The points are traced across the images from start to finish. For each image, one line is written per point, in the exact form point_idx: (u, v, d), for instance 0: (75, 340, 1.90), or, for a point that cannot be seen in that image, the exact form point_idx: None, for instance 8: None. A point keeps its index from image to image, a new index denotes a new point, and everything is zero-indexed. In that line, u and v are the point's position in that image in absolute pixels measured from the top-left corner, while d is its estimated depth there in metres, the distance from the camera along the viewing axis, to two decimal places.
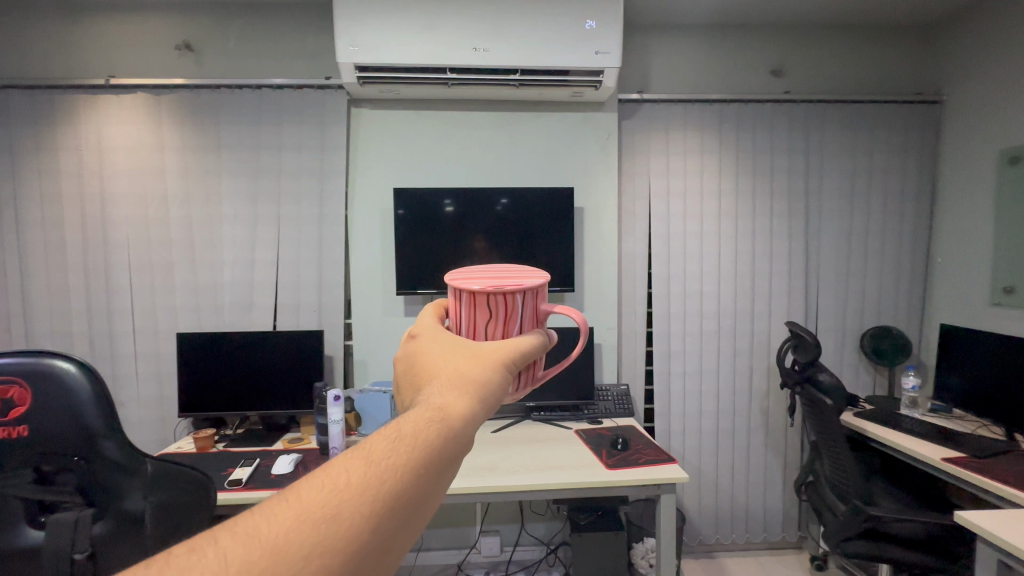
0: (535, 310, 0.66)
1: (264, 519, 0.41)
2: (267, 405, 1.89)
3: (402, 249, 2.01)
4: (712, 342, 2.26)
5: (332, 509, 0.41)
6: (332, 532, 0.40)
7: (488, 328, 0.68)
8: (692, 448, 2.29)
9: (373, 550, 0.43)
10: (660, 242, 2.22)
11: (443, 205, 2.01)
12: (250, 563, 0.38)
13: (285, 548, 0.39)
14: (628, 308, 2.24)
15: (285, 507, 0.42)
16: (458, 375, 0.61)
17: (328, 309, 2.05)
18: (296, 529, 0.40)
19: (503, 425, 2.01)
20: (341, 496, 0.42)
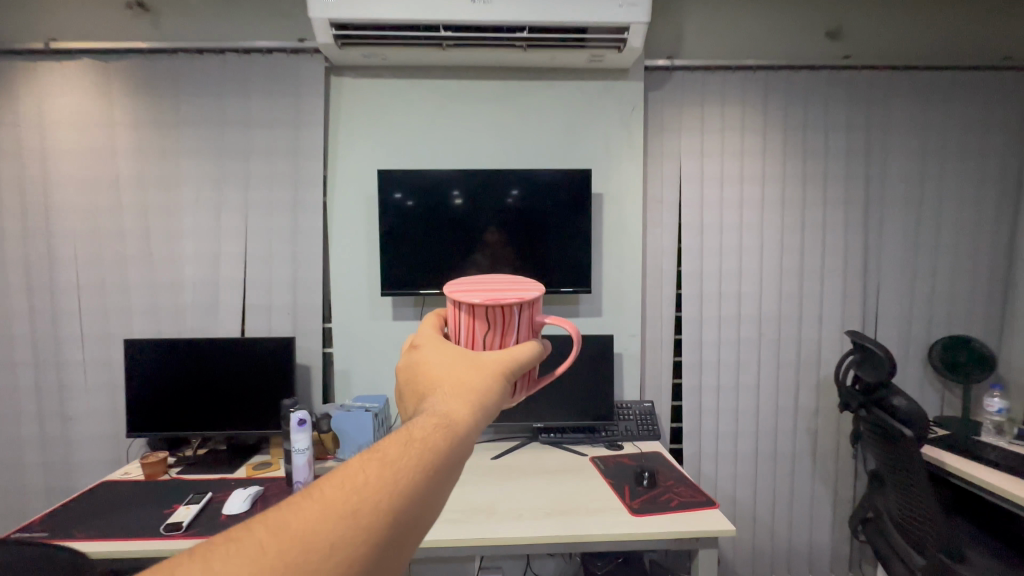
0: (529, 317, 0.82)
1: (288, 513, 0.43)
2: (227, 426, 1.62)
3: (389, 243, 1.72)
4: (752, 352, 1.93)
5: (351, 507, 0.44)
6: (354, 529, 0.44)
7: (486, 336, 0.82)
8: (726, 476, 1.97)
9: (383, 551, 0.45)
10: (693, 235, 1.89)
11: (451, 197, 1.71)
12: (273, 558, 0.40)
13: (307, 543, 0.41)
14: (653, 312, 1.92)
15: (307, 502, 0.44)
16: (461, 387, 0.76)
17: (305, 312, 1.77)
18: (319, 528, 0.42)
19: (505, 450, 1.71)
20: (360, 495, 0.45)
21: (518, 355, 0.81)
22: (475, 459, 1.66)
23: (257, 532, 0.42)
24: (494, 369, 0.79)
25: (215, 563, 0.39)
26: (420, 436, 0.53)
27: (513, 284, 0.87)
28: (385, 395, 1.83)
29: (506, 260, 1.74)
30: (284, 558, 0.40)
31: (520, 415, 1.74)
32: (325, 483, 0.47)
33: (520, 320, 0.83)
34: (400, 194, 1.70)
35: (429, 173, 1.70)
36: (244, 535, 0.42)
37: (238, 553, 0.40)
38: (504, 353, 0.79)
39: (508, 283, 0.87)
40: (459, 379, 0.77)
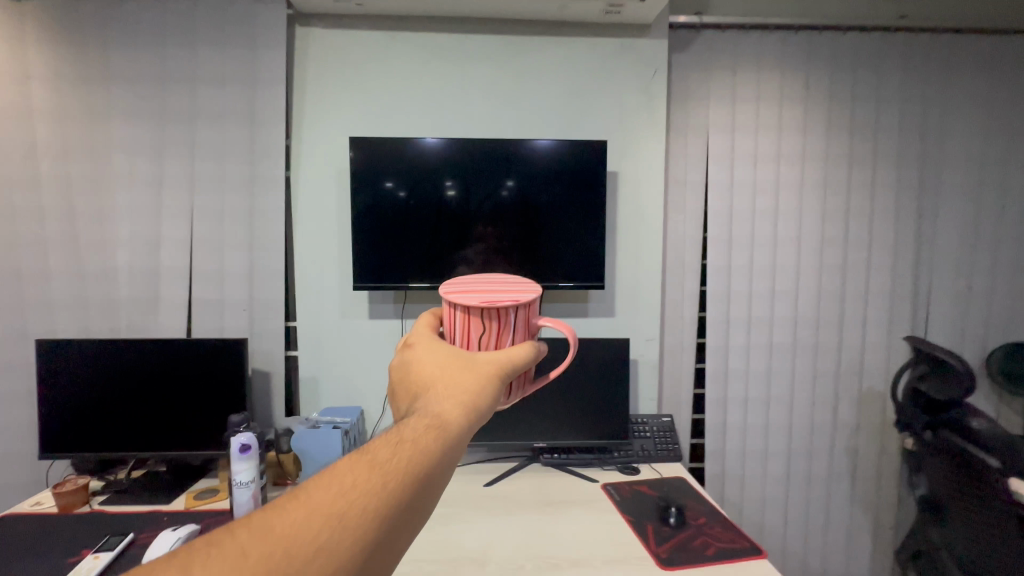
0: (529, 322, 0.69)
1: (271, 518, 0.44)
2: (164, 446, 1.34)
3: (374, 256, 1.46)
4: (786, 359, 1.68)
5: (336, 512, 0.45)
6: (340, 533, 0.44)
7: (481, 339, 0.69)
8: (752, 500, 1.72)
9: (373, 555, 0.45)
10: (721, 222, 1.62)
11: (441, 188, 1.45)
12: (260, 560, 0.41)
13: (292, 552, 0.42)
14: (673, 311, 1.66)
15: (293, 506, 0.45)
16: (453, 389, 0.65)
17: (263, 308, 1.48)
18: (306, 531, 0.43)
19: (501, 474, 1.44)
20: (345, 502, 0.46)
21: (518, 358, 0.69)
22: (464, 486, 1.39)
23: (242, 537, 0.43)
24: (491, 371, 0.68)
25: (198, 564, 0.41)
26: (409, 440, 0.52)
27: (512, 280, 0.74)
28: (359, 406, 1.56)
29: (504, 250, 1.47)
30: (265, 567, 0.41)
31: (518, 433, 1.48)
32: (311, 488, 0.47)
33: (518, 325, 0.69)
34: (390, 184, 1.44)
35: (415, 145, 1.43)
36: (227, 541, 0.42)
37: (222, 561, 0.41)
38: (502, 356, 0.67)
39: (507, 278, 0.74)
40: (452, 380, 0.67)
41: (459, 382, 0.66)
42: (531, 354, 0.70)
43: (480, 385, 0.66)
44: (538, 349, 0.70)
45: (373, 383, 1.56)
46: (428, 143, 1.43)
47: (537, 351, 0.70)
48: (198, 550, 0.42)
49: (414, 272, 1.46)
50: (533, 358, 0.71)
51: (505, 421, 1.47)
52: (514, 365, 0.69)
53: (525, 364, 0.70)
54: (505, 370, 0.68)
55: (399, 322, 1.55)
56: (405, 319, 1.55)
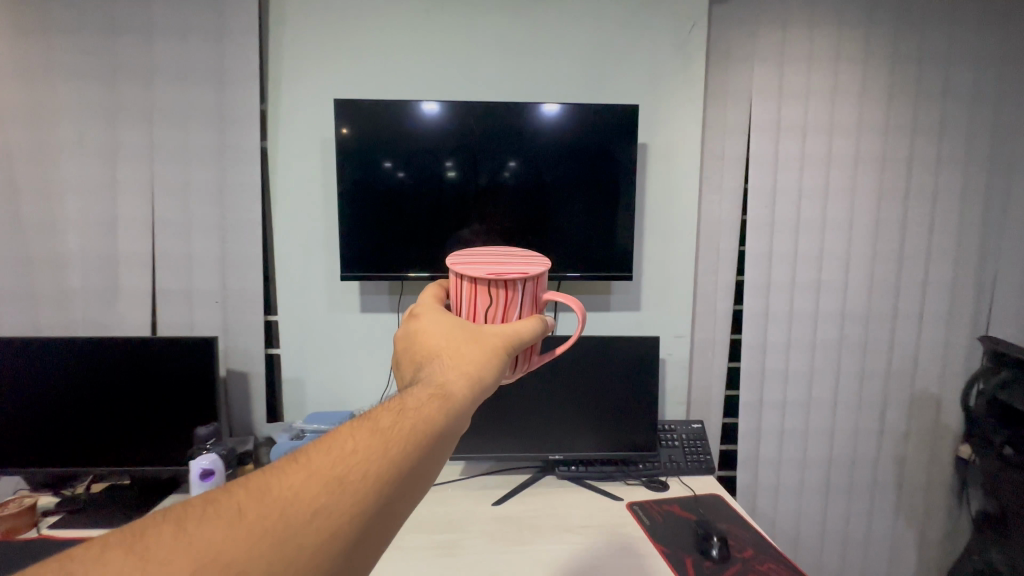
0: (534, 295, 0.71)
1: (275, 479, 0.49)
2: (124, 460, 1.15)
3: (369, 250, 1.27)
4: (830, 357, 1.49)
5: (336, 475, 0.51)
6: (339, 495, 0.49)
7: (488, 311, 0.71)
8: (787, 512, 1.55)
9: (371, 515, 0.51)
10: (762, 202, 1.42)
11: (441, 169, 1.25)
12: (263, 515, 0.46)
13: (296, 509, 0.47)
14: (705, 304, 1.46)
15: (299, 468, 0.51)
16: (459, 362, 0.67)
17: (238, 300, 1.29)
18: (306, 492, 0.49)
19: (511, 490, 1.27)
20: (346, 465, 0.52)
21: (524, 331, 0.71)
22: (470, 505, 1.22)
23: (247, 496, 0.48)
24: (499, 344, 0.70)
25: (204, 517, 0.46)
26: (410, 410, 0.59)
27: (521, 254, 0.78)
28: (350, 411, 1.38)
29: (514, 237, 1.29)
30: (269, 524, 0.46)
31: (532, 441, 1.31)
32: (315, 451, 0.53)
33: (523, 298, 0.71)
34: (389, 163, 1.24)
35: (414, 115, 1.22)
36: (235, 498, 0.47)
37: (230, 519, 0.46)
38: (508, 329, 0.69)
39: (511, 253, 0.76)
40: (459, 349, 0.69)
41: (466, 353, 0.68)
42: (537, 329, 0.72)
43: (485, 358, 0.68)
44: (542, 321, 0.73)
45: (366, 385, 1.39)
46: (427, 117, 1.23)
47: (540, 325, 0.73)
48: (208, 507, 0.47)
49: (413, 263, 1.28)
50: (537, 333, 0.72)
51: (514, 429, 1.31)
52: (522, 338, 0.71)
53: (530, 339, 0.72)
54: (512, 344, 0.70)
55: (394, 316, 1.36)
56: (402, 313, 1.36)
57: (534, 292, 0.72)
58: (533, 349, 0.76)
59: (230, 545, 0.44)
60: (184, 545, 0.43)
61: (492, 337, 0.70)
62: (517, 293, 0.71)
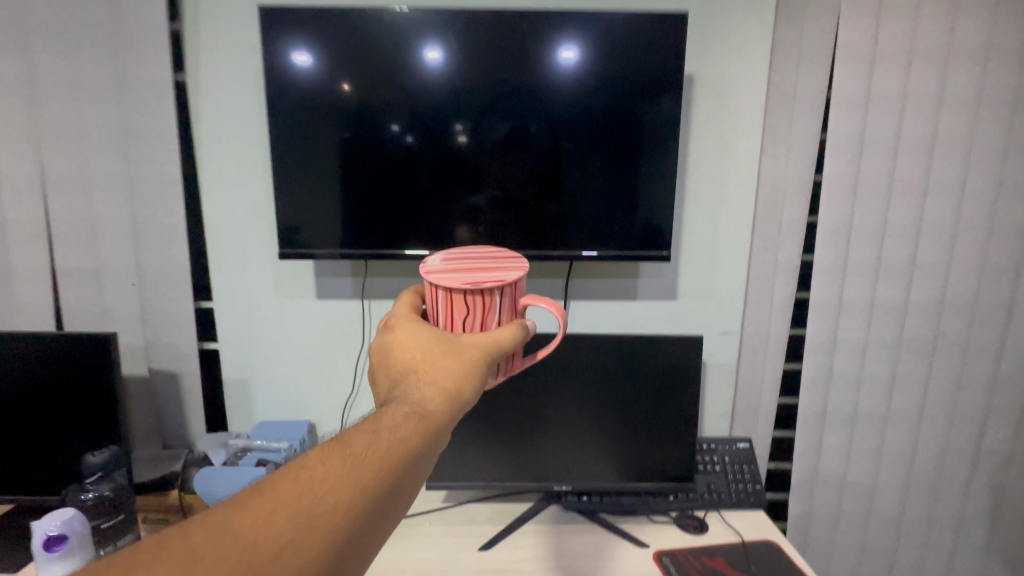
0: (516, 303, 0.54)
1: (232, 515, 0.41)
2: (15, 489, 0.91)
3: (375, 233, 0.99)
4: (918, 360, 1.17)
5: (303, 509, 0.42)
6: (307, 531, 0.41)
7: (465, 323, 0.55)
8: (848, 545, 1.26)
9: (345, 552, 0.42)
10: (843, 158, 1.07)
11: (452, 131, 0.95)
12: (215, 563, 0.38)
13: (253, 554, 0.39)
14: (760, 291, 1.13)
15: (257, 501, 0.42)
16: (437, 377, 0.52)
17: (161, 283, 1.02)
18: (268, 532, 0.40)
19: (506, 530, 1.00)
20: (312, 497, 0.42)
21: (505, 341, 0.54)
22: (449, 552, 0.95)
23: (198, 536, 0.39)
24: (477, 356, 0.53)
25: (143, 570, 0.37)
26: (388, 428, 0.48)
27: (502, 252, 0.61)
28: (308, 421, 1.11)
29: (536, 212, 0.99)
30: (221, 568, 0.38)
31: (537, 465, 1.04)
32: (277, 478, 0.43)
33: (504, 308, 0.54)
34: (397, 125, 0.95)
35: (399, 48, 0.92)
36: (181, 541, 0.39)
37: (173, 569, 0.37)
38: (492, 342, 0.53)
39: (492, 250, 0.60)
40: (435, 361, 0.53)
41: (435, 367, 0.53)
42: (523, 337, 0.55)
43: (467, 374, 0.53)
44: (528, 326, 0.55)
45: (329, 389, 1.11)
46: (437, 66, 0.93)
47: (525, 330, 0.56)
48: (150, 550, 0.38)
49: (404, 243, 0.99)
50: (523, 341, 0.55)
51: (513, 450, 1.03)
52: (504, 347, 0.54)
53: (516, 347, 0.55)
54: (497, 354, 0.54)
55: (360, 305, 1.07)
56: (369, 300, 1.07)
57: (517, 298, 0.55)
58: (516, 357, 0.58)
59: None
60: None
61: (468, 348, 0.53)
62: (498, 301, 0.54)
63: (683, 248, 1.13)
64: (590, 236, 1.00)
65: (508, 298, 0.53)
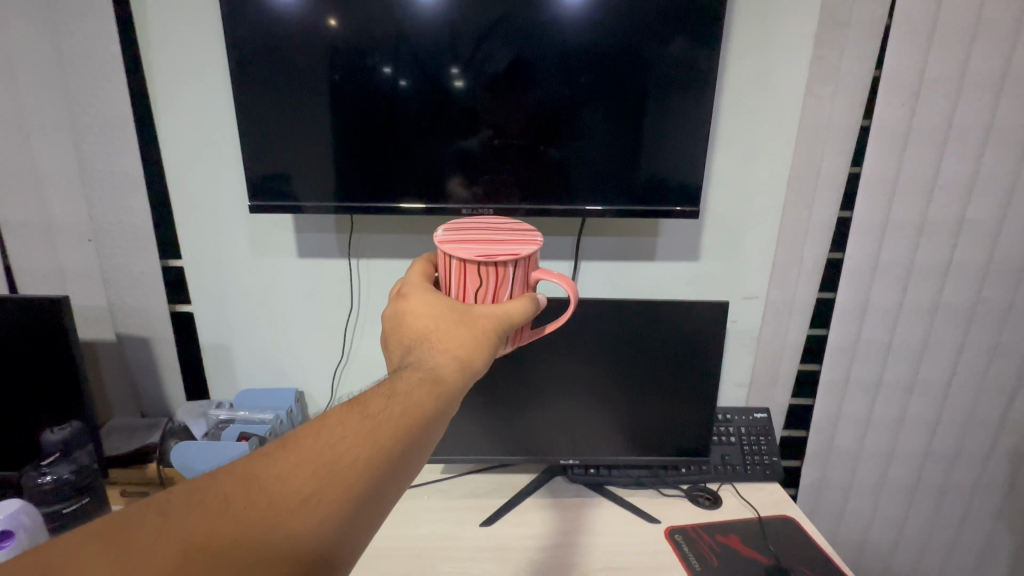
0: (529, 275, 0.49)
1: (254, 468, 0.39)
2: None
3: (364, 191, 0.87)
4: (954, 326, 1.08)
5: (322, 466, 0.40)
6: (327, 487, 0.39)
7: (477, 296, 0.49)
8: (857, 512, 1.23)
9: (365, 512, 0.41)
10: (898, 100, 0.93)
11: (452, 75, 0.81)
12: (236, 513, 0.36)
13: (276, 506, 0.37)
14: (790, 251, 1.03)
15: (278, 457, 0.40)
16: (448, 346, 0.48)
17: (124, 238, 0.91)
18: (290, 485, 0.38)
19: (508, 505, 0.94)
20: (331, 454, 0.41)
21: (515, 315, 0.49)
22: (448, 527, 0.90)
23: (224, 488, 0.38)
24: (489, 328, 0.48)
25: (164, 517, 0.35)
26: (402, 393, 0.45)
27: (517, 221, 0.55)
28: (295, 389, 1.04)
29: (547, 168, 0.86)
30: (245, 517, 0.36)
31: (540, 438, 0.97)
32: (297, 436, 0.42)
33: (518, 282, 0.49)
34: (390, 67, 0.80)
35: None
36: (206, 495, 0.37)
37: (199, 522, 0.35)
38: (503, 314, 0.48)
39: (506, 219, 0.54)
40: (445, 331, 0.49)
41: (447, 335, 0.49)
42: (532, 311, 0.50)
43: (479, 344, 0.48)
44: (540, 301, 0.50)
45: (317, 356, 1.03)
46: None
47: (537, 305, 0.51)
48: (175, 501, 0.36)
49: (395, 198, 0.87)
50: (534, 315, 0.50)
51: (518, 424, 0.96)
52: (517, 320, 0.49)
53: (527, 321, 0.50)
54: (510, 326, 0.49)
55: (347, 264, 0.97)
56: (357, 259, 0.96)
57: (530, 271, 0.50)
58: (525, 330, 0.53)
59: (198, 547, 0.34)
60: (137, 558, 0.33)
61: (479, 317, 0.49)
62: (512, 273, 0.48)
63: (708, 202, 1.01)
64: (608, 193, 0.88)
65: (522, 270, 0.48)
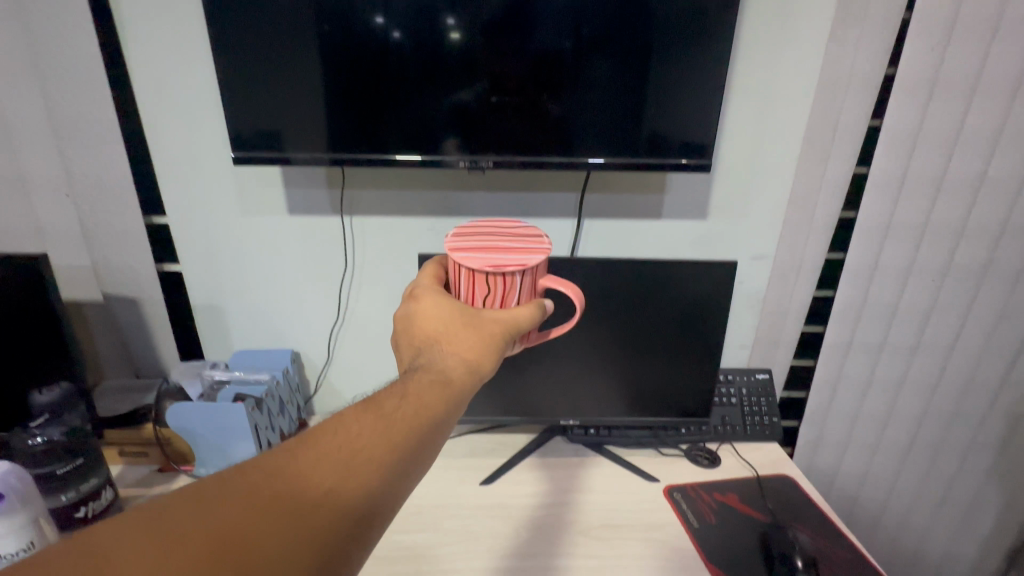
0: (536, 285, 0.51)
1: (274, 463, 0.39)
2: None
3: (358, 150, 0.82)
4: (963, 288, 1.06)
5: (340, 461, 0.41)
6: (346, 480, 0.40)
7: (485, 302, 0.51)
8: (851, 471, 1.25)
9: (381, 507, 0.41)
10: (926, 47, 0.87)
11: (451, 26, 0.75)
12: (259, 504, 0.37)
13: (296, 497, 0.38)
14: (802, 210, 0.99)
15: (296, 452, 0.41)
16: (457, 349, 0.50)
17: (104, 194, 0.87)
18: (310, 479, 0.39)
19: (508, 463, 0.95)
20: (349, 450, 0.42)
21: (521, 320, 0.51)
22: (449, 485, 0.91)
23: (249, 478, 0.38)
24: (496, 331, 0.50)
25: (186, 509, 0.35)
26: (414, 394, 0.47)
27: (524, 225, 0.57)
28: (291, 350, 1.02)
29: (552, 124, 0.81)
30: (267, 508, 0.37)
31: (540, 401, 0.96)
32: (316, 432, 0.43)
33: (525, 290, 0.51)
34: (382, 16, 0.74)
35: None
36: (232, 481, 0.37)
37: (226, 506, 0.36)
38: (509, 320, 0.50)
39: (514, 225, 0.56)
40: (454, 334, 0.51)
41: (455, 338, 0.50)
42: (536, 316, 0.52)
43: (487, 348, 0.50)
44: (545, 308, 0.52)
45: (312, 317, 1.00)
46: None
47: (542, 311, 0.53)
48: (197, 493, 0.36)
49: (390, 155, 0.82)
50: (539, 320, 0.52)
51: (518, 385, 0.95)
52: (523, 325, 0.51)
53: (532, 326, 0.52)
54: (516, 331, 0.51)
55: (340, 222, 0.93)
56: (350, 216, 0.92)
57: (537, 278, 0.52)
58: (530, 333, 0.54)
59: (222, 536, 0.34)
60: (167, 543, 0.33)
61: (487, 322, 0.50)
62: (519, 281, 0.50)
63: (720, 158, 0.96)
64: (616, 148, 0.82)
65: (529, 281, 0.50)
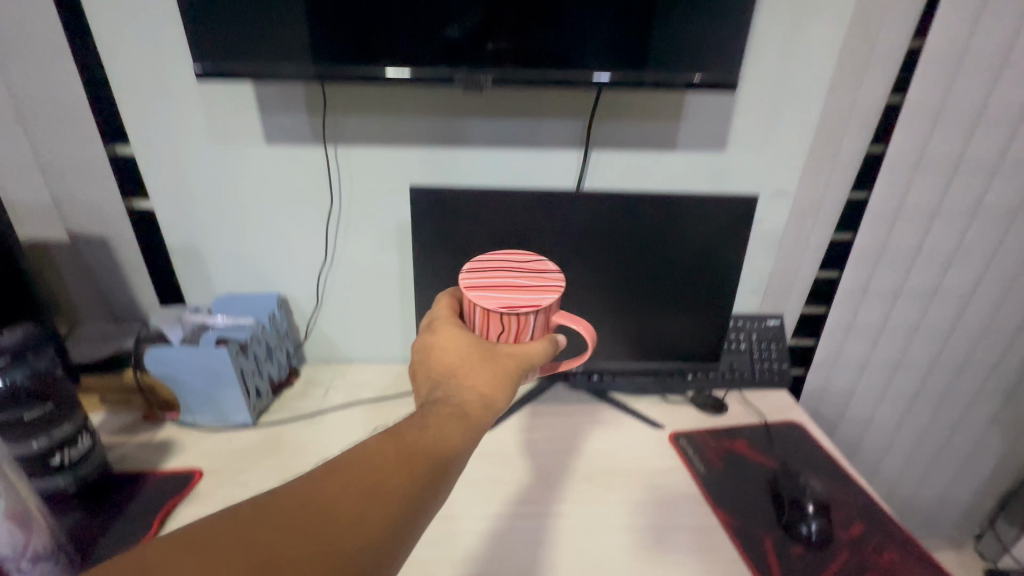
0: (551, 323, 0.50)
1: (302, 491, 0.42)
2: None
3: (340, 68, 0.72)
4: (991, 230, 0.99)
5: (362, 492, 0.43)
6: (366, 513, 0.42)
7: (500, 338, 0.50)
8: (855, 418, 1.23)
9: (400, 539, 0.43)
10: None
11: None
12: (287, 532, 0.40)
13: (320, 528, 0.40)
14: (827, 142, 0.91)
15: (321, 482, 0.43)
16: (474, 385, 0.49)
17: (58, 121, 0.78)
18: (334, 510, 0.41)
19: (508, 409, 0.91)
20: (370, 482, 0.43)
21: (536, 357, 0.50)
22: None
23: (279, 505, 0.41)
24: (513, 367, 0.49)
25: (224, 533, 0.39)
26: (433, 426, 0.47)
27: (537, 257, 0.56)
28: (278, 294, 0.96)
29: (558, 37, 0.71)
30: (294, 536, 0.39)
31: None
32: (340, 461, 0.45)
33: (539, 328, 0.50)
34: None
35: None
36: (265, 507, 0.41)
37: (257, 534, 0.39)
38: (525, 358, 0.49)
39: (529, 258, 0.54)
40: (472, 369, 0.49)
41: (472, 373, 0.49)
42: (550, 351, 0.51)
43: (503, 384, 0.49)
44: (560, 343, 0.51)
45: (299, 257, 0.93)
46: None
47: (555, 345, 0.52)
48: (235, 519, 0.40)
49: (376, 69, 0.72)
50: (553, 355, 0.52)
51: None
52: (538, 360, 0.50)
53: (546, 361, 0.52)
54: (533, 366, 0.50)
55: (324, 152, 0.84)
56: (335, 145, 0.84)
57: (552, 315, 0.51)
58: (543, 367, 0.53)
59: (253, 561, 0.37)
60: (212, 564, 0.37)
61: (504, 357, 0.49)
62: (534, 319, 0.49)
63: (742, 82, 0.87)
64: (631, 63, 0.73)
65: (544, 321, 0.49)
